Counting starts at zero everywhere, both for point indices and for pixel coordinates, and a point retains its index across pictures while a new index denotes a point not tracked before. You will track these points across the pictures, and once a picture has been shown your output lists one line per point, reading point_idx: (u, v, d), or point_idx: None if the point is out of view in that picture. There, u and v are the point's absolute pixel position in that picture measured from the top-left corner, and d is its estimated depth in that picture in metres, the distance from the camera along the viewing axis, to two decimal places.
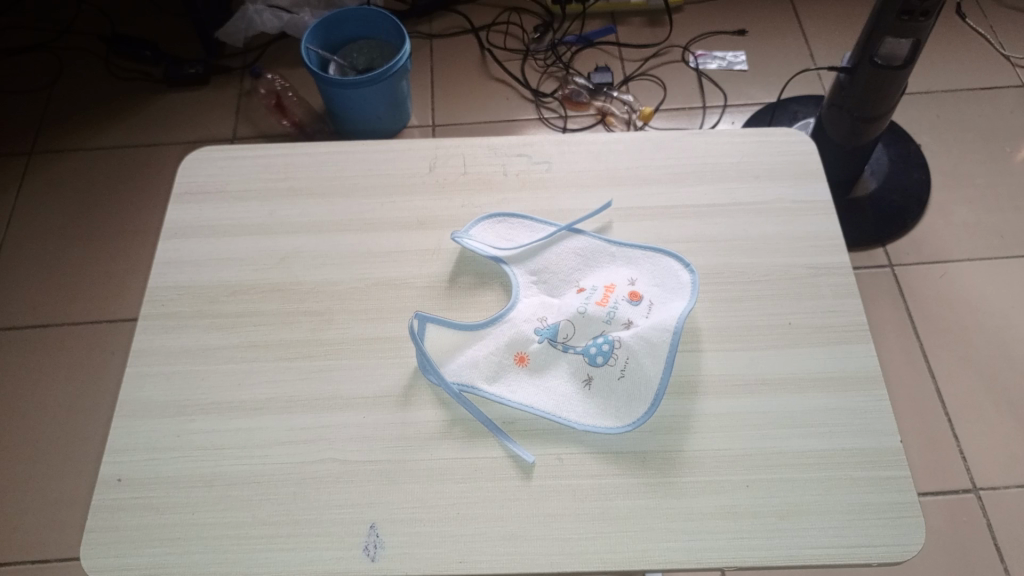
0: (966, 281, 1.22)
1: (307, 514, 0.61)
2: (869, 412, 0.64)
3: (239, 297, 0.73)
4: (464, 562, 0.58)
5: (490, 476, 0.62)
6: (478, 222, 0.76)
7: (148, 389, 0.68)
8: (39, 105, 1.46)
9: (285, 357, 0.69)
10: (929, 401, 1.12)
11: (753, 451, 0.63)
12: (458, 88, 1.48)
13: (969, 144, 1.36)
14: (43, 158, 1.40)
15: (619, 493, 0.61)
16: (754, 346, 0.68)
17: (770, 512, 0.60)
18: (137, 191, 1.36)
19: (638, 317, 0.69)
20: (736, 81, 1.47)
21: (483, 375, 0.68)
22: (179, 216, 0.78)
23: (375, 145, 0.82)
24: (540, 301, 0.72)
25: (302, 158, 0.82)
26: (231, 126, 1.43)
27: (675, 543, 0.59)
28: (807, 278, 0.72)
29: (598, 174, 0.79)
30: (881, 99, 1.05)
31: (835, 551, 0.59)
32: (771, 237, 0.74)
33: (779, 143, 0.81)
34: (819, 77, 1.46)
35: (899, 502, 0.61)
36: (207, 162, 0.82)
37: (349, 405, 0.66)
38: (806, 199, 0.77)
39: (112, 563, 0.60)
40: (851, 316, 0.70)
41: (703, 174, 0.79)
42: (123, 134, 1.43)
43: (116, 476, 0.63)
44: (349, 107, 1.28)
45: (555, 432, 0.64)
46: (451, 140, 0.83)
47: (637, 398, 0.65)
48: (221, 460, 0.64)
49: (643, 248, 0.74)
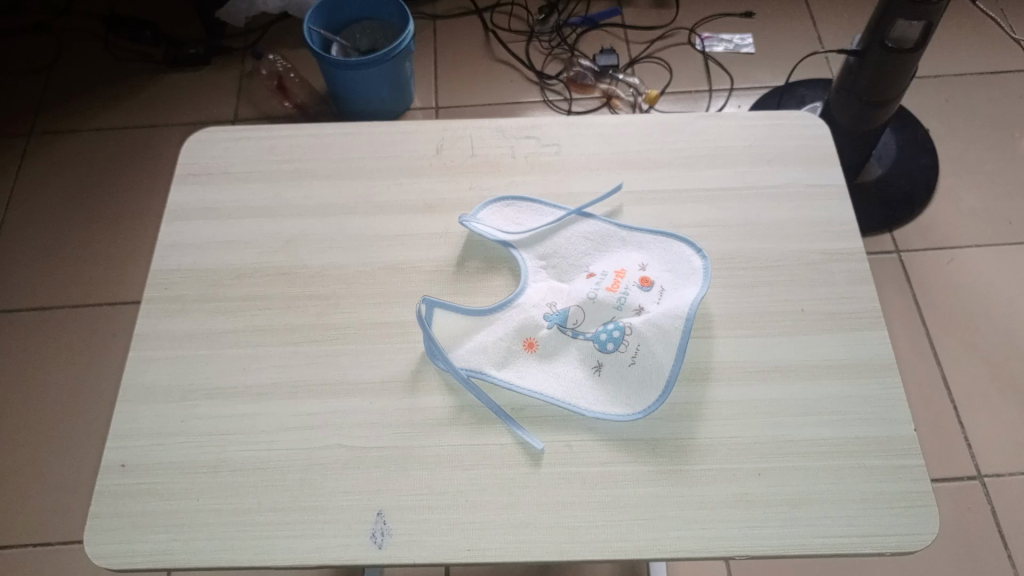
0: (975, 267, 1.21)
1: (314, 501, 0.60)
2: (881, 399, 0.64)
3: (242, 281, 0.72)
4: (472, 550, 0.58)
5: (498, 462, 0.61)
6: (486, 205, 0.75)
7: (152, 373, 0.67)
8: (41, 85, 1.45)
9: (290, 342, 0.68)
10: (935, 388, 1.11)
11: (765, 439, 0.62)
12: (462, 70, 1.46)
13: (979, 130, 1.35)
14: (43, 140, 1.39)
15: (629, 481, 0.60)
16: (766, 332, 0.67)
17: (781, 500, 0.59)
18: (138, 173, 1.35)
19: (648, 303, 0.68)
20: (743, 65, 1.45)
21: (491, 361, 0.67)
22: (182, 198, 0.77)
23: (380, 127, 0.81)
24: (549, 286, 0.71)
25: (307, 140, 0.80)
26: (232, 107, 1.42)
27: (686, 531, 0.58)
28: (821, 264, 0.71)
29: (606, 157, 0.78)
30: (889, 82, 1.03)
31: (849, 540, 0.58)
32: (783, 222, 0.73)
33: (791, 127, 0.80)
34: (827, 60, 1.45)
35: (911, 491, 0.60)
36: (210, 144, 0.80)
37: (356, 390, 0.65)
38: (818, 184, 0.76)
39: (115, 549, 0.59)
40: (863, 303, 0.69)
41: (713, 158, 0.77)
42: (123, 115, 1.41)
43: (120, 462, 0.63)
44: (352, 88, 1.26)
45: (565, 419, 0.63)
46: (457, 122, 0.82)
47: (648, 384, 0.64)
48: (226, 446, 0.63)
49: (654, 233, 0.72)
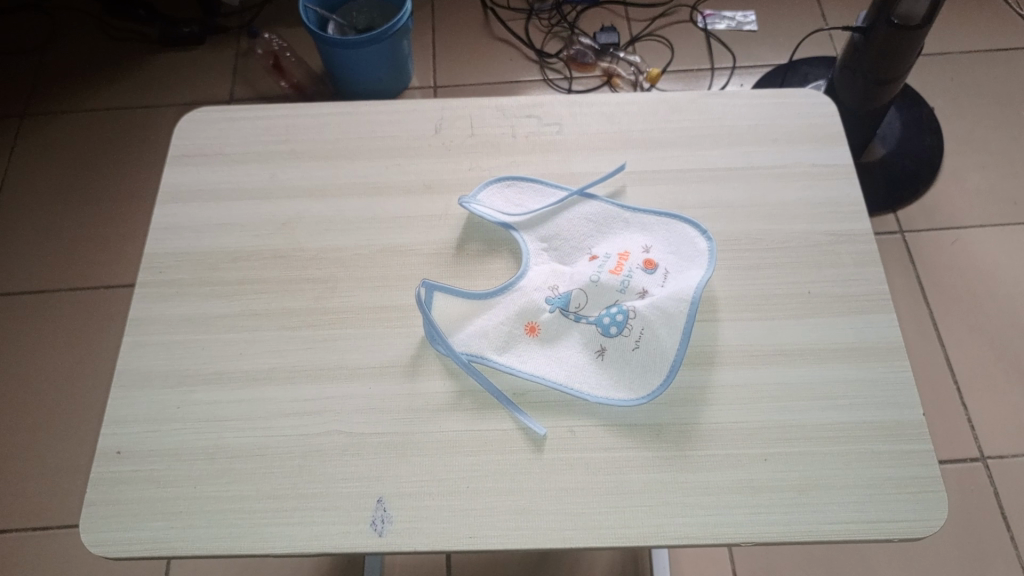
0: (979, 247, 1.19)
1: (313, 487, 0.59)
2: (890, 383, 0.63)
3: (239, 264, 0.70)
4: (474, 538, 0.57)
5: (499, 448, 0.60)
6: (486, 186, 0.73)
7: (147, 359, 0.66)
8: (34, 65, 1.42)
9: (287, 326, 0.67)
10: (939, 370, 1.10)
11: (772, 424, 0.61)
12: (460, 49, 1.43)
13: (985, 108, 1.33)
14: (36, 121, 1.37)
15: (633, 467, 0.59)
16: (772, 315, 0.66)
17: (788, 486, 0.58)
18: (133, 154, 1.33)
19: (652, 286, 0.67)
20: (746, 42, 1.43)
21: (493, 345, 0.65)
22: (176, 180, 0.75)
23: (377, 107, 0.79)
24: (551, 269, 0.69)
25: (303, 120, 0.79)
26: (228, 87, 1.40)
27: (691, 517, 0.57)
28: (829, 246, 0.69)
29: (609, 136, 0.77)
30: (895, 61, 1.01)
31: (856, 527, 0.57)
32: (789, 203, 0.72)
33: (798, 105, 0.78)
34: (831, 37, 1.43)
35: (921, 477, 0.59)
36: (205, 125, 0.79)
37: (355, 375, 0.64)
38: (826, 164, 0.74)
39: (111, 537, 0.58)
40: (872, 285, 0.67)
41: (718, 137, 0.76)
42: (118, 95, 1.39)
43: (116, 448, 0.62)
44: (349, 66, 1.24)
45: (568, 404, 0.62)
46: (456, 100, 0.80)
47: (652, 369, 0.63)
48: (223, 432, 0.62)
49: (658, 214, 0.71)
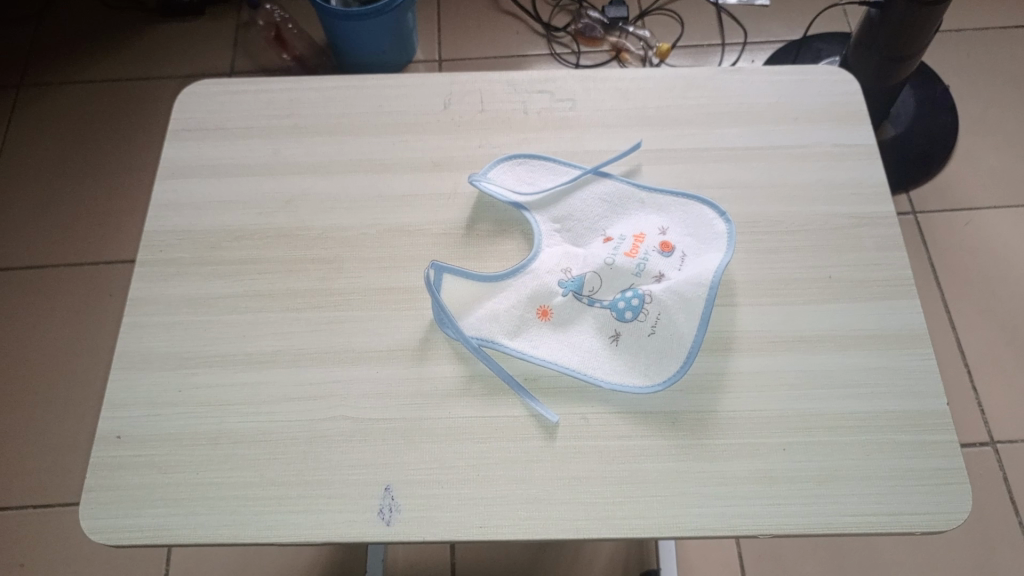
0: (994, 229, 1.17)
1: (319, 475, 0.58)
2: (914, 371, 0.61)
3: (241, 242, 0.68)
4: (483, 528, 0.55)
5: (511, 435, 0.59)
6: (497, 163, 0.71)
7: (147, 340, 0.64)
8: (30, 34, 1.39)
9: (292, 308, 0.65)
10: (950, 353, 1.08)
11: (790, 413, 0.59)
12: (466, 21, 1.40)
13: (1002, 86, 1.30)
14: (32, 92, 1.34)
15: (647, 456, 0.58)
16: (792, 301, 0.64)
17: (807, 477, 0.57)
18: (132, 127, 1.31)
19: (669, 269, 0.65)
20: (758, 17, 1.39)
21: (503, 329, 0.64)
22: (176, 155, 0.73)
23: (383, 80, 0.77)
24: (564, 251, 0.67)
25: (306, 94, 0.76)
26: (228, 58, 1.37)
27: (707, 508, 0.56)
28: (851, 229, 0.67)
29: (624, 113, 0.74)
30: (911, 37, 0.98)
31: (876, 520, 0.55)
32: (809, 184, 0.69)
33: (819, 83, 0.75)
34: (845, 12, 1.39)
35: (944, 469, 0.57)
36: (205, 98, 0.76)
37: (362, 359, 0.62)
38: (848, 144, 0.72)
39: (112, 524, 0.57)
40: (894, 269, 0.65)
41: (736, 115, 0.73)
42: (116, 66, 1.36)
43: (115, 433, 0.60)
44: (352, 39, 1.21)
45: (580, 391, 0.61)
46: (465, 75, 0.77)
47: (669, 355, 0.61)
48: (225, 417, 0.60)
49: (675, 195, 0.69)
